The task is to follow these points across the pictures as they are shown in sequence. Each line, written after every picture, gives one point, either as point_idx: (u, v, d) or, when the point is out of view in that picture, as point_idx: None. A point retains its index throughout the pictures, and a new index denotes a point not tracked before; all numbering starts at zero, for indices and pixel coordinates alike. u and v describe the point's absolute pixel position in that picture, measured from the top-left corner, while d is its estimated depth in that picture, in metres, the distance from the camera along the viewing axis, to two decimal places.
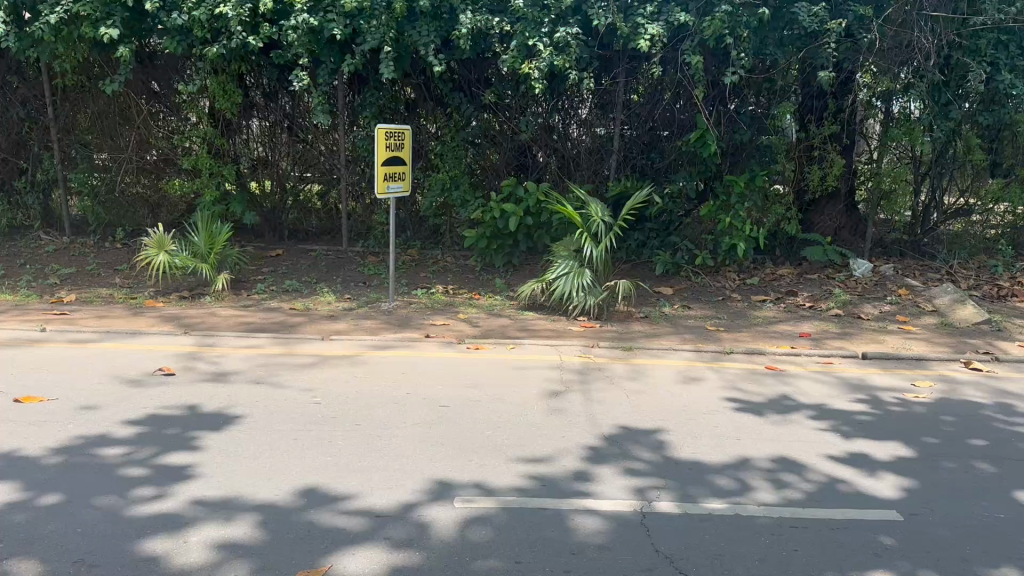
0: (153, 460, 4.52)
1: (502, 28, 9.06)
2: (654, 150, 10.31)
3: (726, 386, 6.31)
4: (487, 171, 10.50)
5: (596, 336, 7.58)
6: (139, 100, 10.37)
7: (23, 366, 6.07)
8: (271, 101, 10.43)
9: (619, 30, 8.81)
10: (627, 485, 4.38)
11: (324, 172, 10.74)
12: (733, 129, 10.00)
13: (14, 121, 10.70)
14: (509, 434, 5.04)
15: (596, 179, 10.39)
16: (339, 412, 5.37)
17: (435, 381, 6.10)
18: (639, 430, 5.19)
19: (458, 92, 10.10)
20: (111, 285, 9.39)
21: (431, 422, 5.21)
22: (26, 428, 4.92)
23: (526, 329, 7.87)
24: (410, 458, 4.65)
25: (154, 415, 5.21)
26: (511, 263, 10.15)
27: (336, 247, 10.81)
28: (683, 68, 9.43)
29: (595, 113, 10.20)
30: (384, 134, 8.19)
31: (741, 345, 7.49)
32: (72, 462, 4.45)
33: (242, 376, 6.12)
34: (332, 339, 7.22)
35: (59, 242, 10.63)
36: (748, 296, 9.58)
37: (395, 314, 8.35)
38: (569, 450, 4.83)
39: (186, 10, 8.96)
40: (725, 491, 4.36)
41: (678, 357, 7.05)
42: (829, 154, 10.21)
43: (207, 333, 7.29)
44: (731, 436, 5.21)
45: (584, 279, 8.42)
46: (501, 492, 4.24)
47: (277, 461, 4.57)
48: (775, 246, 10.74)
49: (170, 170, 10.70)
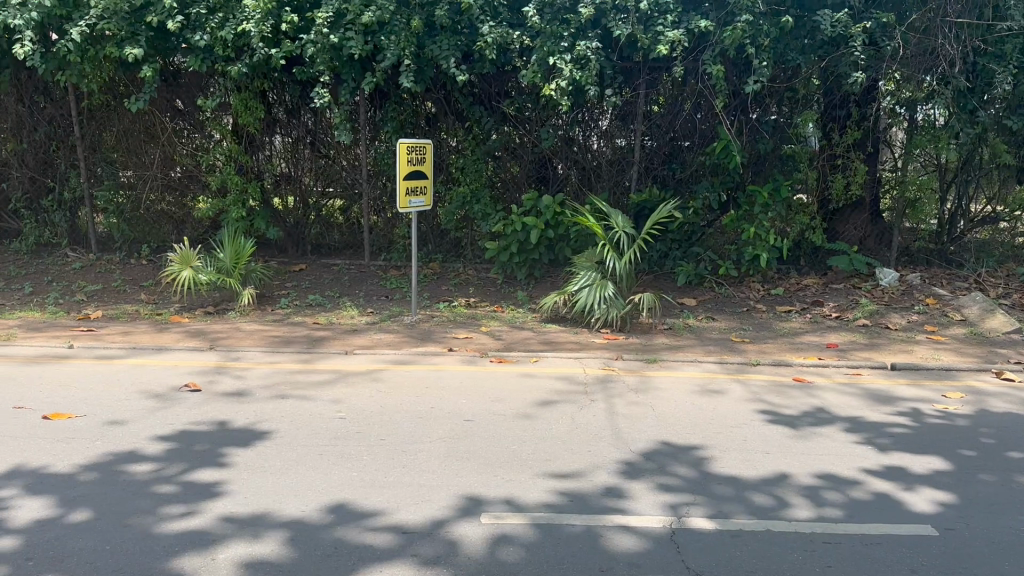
0: (181, 477, 4.53)
1: (522, 42, 9.10)
2: (675, 160, 10.27)
3: (753, 398, 6.23)
4: (507, 183, 10.49)
5: (620, 349, 7.53)
6: (164, 118, 10.49)
7: (51, 383, 6.11)
8: (293, 117, 10.51)
9: (640, 41, 8.81)
10: (655, 500, 4.33)
11: (346, 187, 10.79)
12: (757, 138, 10.00)
13: (41, 140, 10.84)
14: (535, 449, 5.01)
15: (617, 190, 10.37)
16: (365, 427, 5.36)
17: (458, 395, 6.08)
18: (667, 445, 5.14)
19: (479, 106, 10.12)
20: (137, 301, 9.46)
21: (456, 437, 5.19)
22: (55, 445, 4.95)
23: (549, 341, 7.84)
24: (436, 473, 4.63)
25: (182, 431, 5.23)
26: (533, 275, 10.12)
27: (358, 262, 10.84)
28: (704, 77, 9.39)
29: (615, 125, 10.18)
30: (406, 148, 8.23)
31: (767, 357, 7.41)
32: (101, 479, 4.47)
33: (267, 391, 6.13)
34: (356, 354, 7.23)
35: (86, 259, 10.75)
36: (773, 307, 9.50)
37: (417, 328, 8.34)
38: (596, 465, 4.79)
39: (209, 29, 9.07)
40: (756, 507, 4.30)
41: (703, 370, 6.98)
42: (852, 163, 10.14)
43: (231, 348, 7.32)
44: (761, 450, 5.14)
45: (606, 291, 8.37)
46: (529, 508, 4.21)
47: (303, 477, 4.57)
48: (800, 256, 10.64)
49: (194, 187, 10.79)
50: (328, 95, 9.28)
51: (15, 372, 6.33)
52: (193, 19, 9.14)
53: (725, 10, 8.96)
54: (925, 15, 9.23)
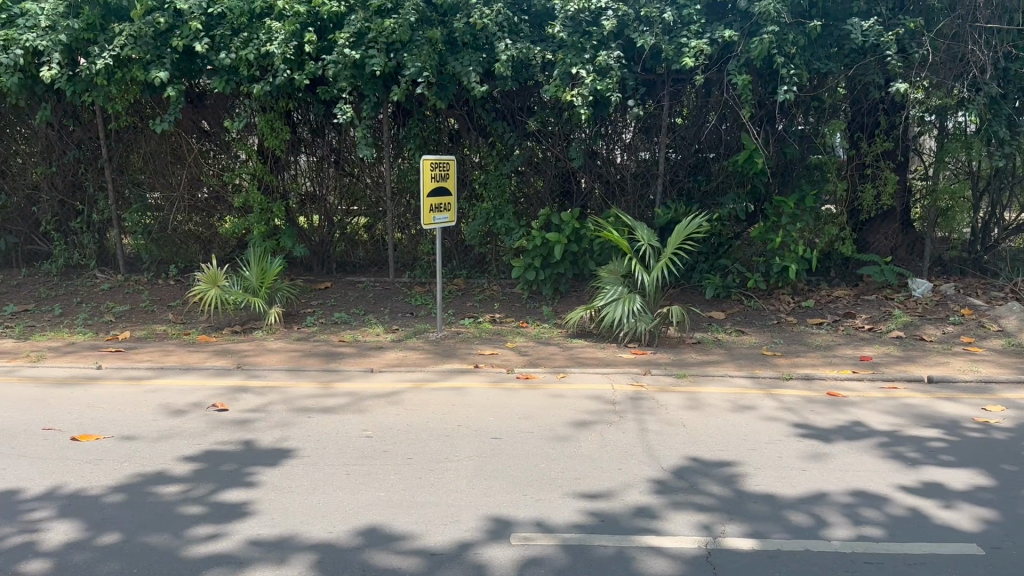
0: (209, 498, 4.49)
1: (544, 56, 9.10)
2: (700, 172, 10.17)
3: (786, 413, 6.10)
4: (531, 198, 10.42)
5: (648, 364, 7.42)
6: (190, 139, 10.59)
7: (79, 404, 6.12)
8: (317, 136, 10.55)
9: (664, 53, 8.78)
10: (689, 520, 4.22)
11: (370, 205, 10.80)
12: (784, 148, 9.89)
13: (70, 163, 10.92)
14: (564, 467, 4.92)
15: (642, 204, 10.27)
16: (391, 446, 5.30)
17: (485, 413, 6.01)
18: (700, 462, 5.02)
19: (501, 121, 10.09)
20: (164, 321, 9.51)
21: (484, 456, 5.11)
22: (84, 466, 4.94)
23: (576, 357, 7.74)
24: (463, 493, 4.55)
25: (209, 451, 5.20)
26: (558, 290, 10.04)
27: (383, 279, 10.84)
28: (730, 88, 9.30)
29: (639, 137, 10.10)
30: (430, 165, 8.21)
31: (798, 371, 7.27)
32: (129, 501, 4.44)
33: (293, 409, 6.09)
34: (381, 372, 7.18)
35: (114, 280, 10.83)
36: (803, 319, 9.36)
37: (443, 344, 8.29)
38: (628, 483, 4.69)
39: (234, 49, 9.16)
40: (793, 526, 4.17)
41: (734, 385, 6.85)
42: (882, 172, 10.00)
43: (258, 367, 7.30)
44: (797, 466, 5.01)
45: (634, 305, 8.25)
46: (559, 528, 4.12)
47: (331, 497, 4.51)
48: (830, 266, 10.46)
49: (220, 207, 10.86)
50: (351, 112, 9.30)
51: (44, 394, 6.35)
52: (216, 40, 9.25)
53: (751, 20, 8.91)
54: (952, 21, 9.18)
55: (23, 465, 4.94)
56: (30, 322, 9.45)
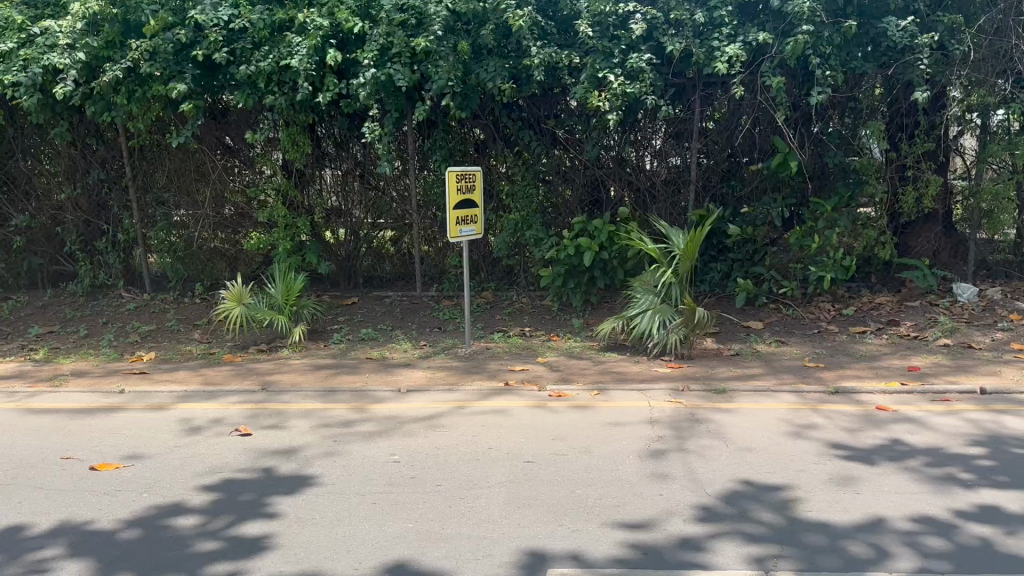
0: (228, 530, 4.30)
1: (571, 61, 8.90)
2: (733, 177, 9.88)
3: (836, 432, 5.79)
4: (559, 207, 10.15)
5: (687, 379, 7.14)
6: (214, 156, 10.50)
7: (100, 432, 5.98)
8: (342, 150, 10.40)
9: (694, 57, 8.56)
10: (738, 553, 3.94)
11: (396, 218, 10.61)
12: (822, 151, 9.57)
13: (94, 183, 10.86)
14: (602, 494, 4.66)
15: (674, 211, 10.02)
16: (419, 472, 5.07)
17: (518, 434, 5.77)
18: (745, 487, 4.74)
19: (527, 130, 9.85)
20: (190, 340, 9.39)
21: (516, 481, 4.86)
22: (102, 498, 4.77)
23: (610, 372, 7.48)
24: (496, 523, 4.30)
25: (231, 479, 5.01)
26: (588, 301, 9.78)
27: (410, 293, 10.64)
28: (764, 91, 9.00)
29: (669, 143, 9.83)
30: (455, 177, 7.99)
31: (844, 384, 6.95)
32: (146, 536, 4.26)
33: (318, 433, 5.89)
34: (410, 392, 6.97)
35: (140, 300, 10.73)
36: (846, 328, 9.01)
37: (472, 360, 8.07)
38: (670, 511, 4.42)
39: (254, 63, 9.06)
40: (852, 561, 3.88)
41: (778, 401, 6.55)
42: (924, 173, 9.56)
43: (284, 389, 7.12)
44: (849, 490, 4.71)
45: (666, 315, 7.95)
46: (598, 563, 3.86)
47: (357, 529, 4.29)
48: (871, 272, 10.06)
49: (246, 223, 10.75)
50: (377, 129, 9.20)
51: (65, 422, 6.22)
52: (238, 53, 9.16)
53: (785, 20, 8.64)
54: (993, 16, 8.93)
55: (39, 498, 4.78)
56: (55, 344, 9.38)
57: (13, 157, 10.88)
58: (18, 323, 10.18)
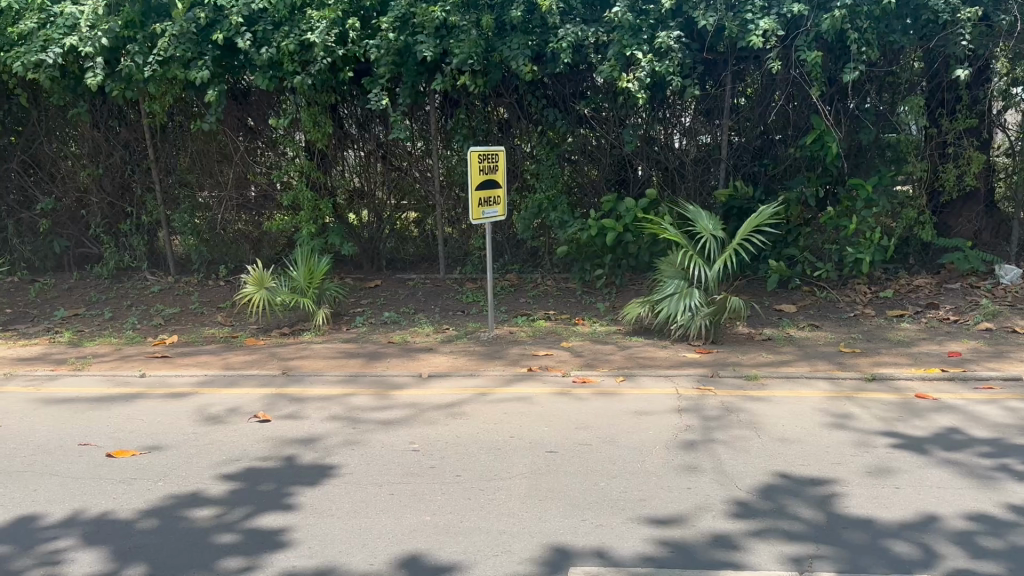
0: (244, 522, 4.20)
1: (599, 37, 8.66)
2: (766, 155, 9.57)
3: (872, 420, 5.56)
4: (585, 186, 9.91)
5: (716, 365, 6.94)
6: (237, 138, 10.41)
7: (118, 419, 5.91)
8: (364, 130, 10.22)
9: (727, 31, 8.27)
10: (772, 554, 3.75)
11: (420, 199, 10.43)
12: (857, 128, 9.21)
13: (118, 164, 10.79)
14: (626, 487, 4.48)
15: (703, 190, 9.74)
16: (438, 462, 4.93)
17: (541, 422, 5.61)
18: (778, 481, 4.54)
19: (552, 108, 9.63)
20: (214, 324, 9.33)
21: (537, 473, 4.70)
22: (117, 486, 4.69)
23: (636, 358, 7.28)
24: (517, 516, 4.15)
25: (248, 468, 4.90)
26: (614, 284, 9.63)
27: (433, 276, 10.49)
28: (799, 65, 8.70)
29: (699, 120, 9.54)
30: (477, 157, 7.80)
31: (881, 370, 6.69)
32: (161, 526, 4.17)
33: (338, 421, 5.78)
34: (431, 378, 6.85)
35: (165, 282, 10.70)
36: (882, 311, 8.71)
37: (496, 345, 7.92)
38: (699, 506, 4.23)
39: (275, 43, 8.94)
40: (892, 562, 3.68)
41: (811, 388, 6.33)
42: (965, 150, 9.27)
43: (305, 374, 7.03)
44: (889, 484, 4.50)
45: (693, 299, 7.72)
46: (624, 561, 3.70)
47: (374, 521, 4.16)
48: (908, 253, 9.73)
49: (269, 206, 10.65)
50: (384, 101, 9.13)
51: (85, 409, 6.17)
52: (258, 34, 9.05)
53: None
54: None
55: (55, 486, 4.71)
56: (80, 327, 9.37)
57: (36, 139, 10.86)
58: (44, 306, 10.19)
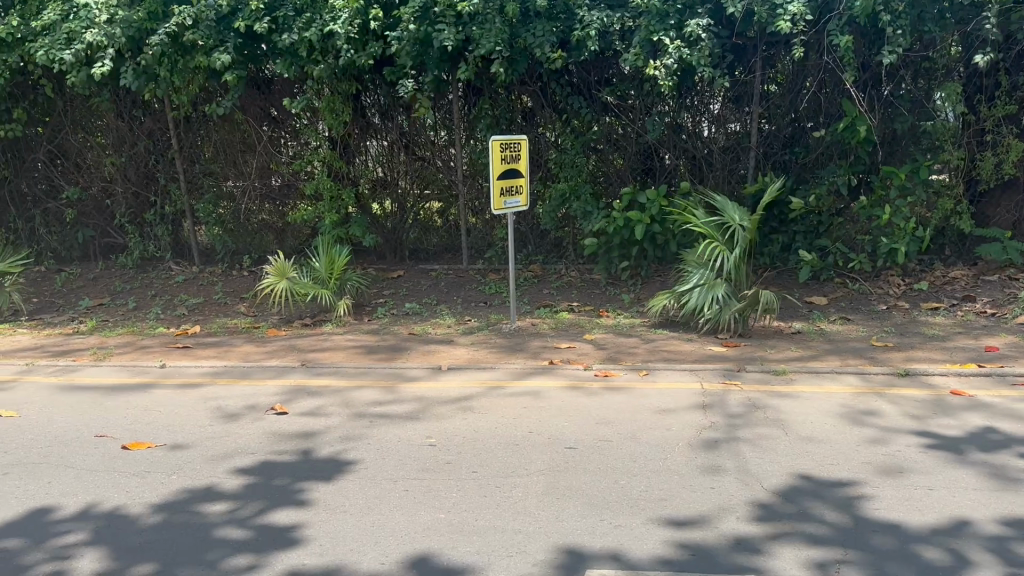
0: (256, 518, 4.12)
1: (624, 23, 8.47)
2: (797, 143, 9.30)
3: (904, 418, 5.37)
4: (611, 176, 9.72)
5: (742, 359, 6.77)
6: (261, 128, 10.38)
7: (135, 410, 5.89)
8: (387, 120, 10.15)
9: (757, 16, 8.05)
10: (796, 559, 3.60)
11: (443, 189, 10.32)
12: (892, 116, 8.92)
13: (143, 154, 10.79)
14: (647, 486, 4.35)
15: (732, 179, 9.51)
16: (455, 457, 4.83)
17: (561, 418, 5.49)
18: (806, 481, 4.38)
19: (577, 96, 9.46)
20: (236, 314, 9.32)
21: (555, 470, 4.58)
22: (131, 479, 4.65)
23: (660, 351, 7.13)
24: (534, 516, 4.04)
25: (263, 462, 4.84)
26: (639, 275, 9.47)
27: (456, 266, 10.38)
28: (832, 51, 8.49)
29: (728, 108, 9.34)
30: (498, 146, 7.68)
31: (914, 366, 6.49)
32: (172, 522, 4.11)
33: (354, 415, 5.71)
34: (450, 371, 6.76)
35: (189, 272, 10.71)
36: (916, 304, 8.47)
37: (517, 337, 7.81)
38: (722, 507, 4.09)
39: (297, 30, 8.87)
40: (924, 569, 3.51)
41: (840, 384, 6.14)
42: (1004, 138, 8.99)
43: (324, 366, 6.98)
44: (922, 486, 4.32)
45: (720, 291, 7.54)
46: (642, 564, 3.57)
47: (386, 518, 4.07)
48: (944, 244, 9.44)
49: (293, 196, 10.60)
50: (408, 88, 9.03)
51: (103, 400, 6.17)
52: (280, 21, 8.99)
53: None
54: None
55: (69, 479, 4.68)
56: (104, 317, 9.41)
57: (62, 129, 10.91)
58: (69, 295, 10.24)
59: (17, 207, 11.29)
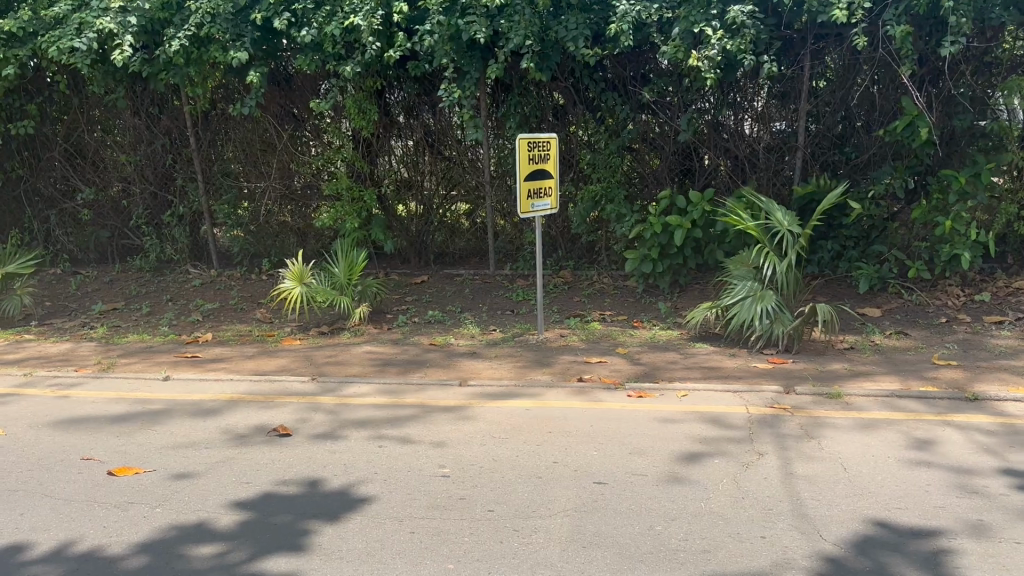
0: (241, 565, 3.64)
1: (662, 14, 7.87)
2: (847, 144, 8.66)
3: (977, 451, 4.75)
4: (646, 177, 9.16)
5: (790, 378, 6.17)
6: (281, 125, 9.96)
7: (130, 429, 5.48)
8: (412, 118, 9.66)
9: (808, 4, 7.41)
10: None
11: (470, 189, 9.80)
12: (953, 113, 8.19)
13: (160, 152, 10.44)
14: (687, 534, 3.80)
15: (778, 181, 8.88)
16: (469, 491, 4.32)
17: (590, 444, 4.95)
18: (873, 531, 3.79)
19: (612, 92, 8.91)
20: (252, 321, 8.89)
21: (583, 511, 4.04)
22: (111, 512, 4.20)
23: (700, 368, 6.55)
24: (556, 569, 3.51)
25: (258, 494, 4.36)
26: (677, 283, 8.83)
27: (482, 271, 9.88)
28: (888, 43, 7.83)
29: (773, 105, 8.72)
30: (526, 145, 7.13)
31: (982, 389, 5.84)
32: (148, 568, 3.64)
33: (361, 435, 5.23)
34: (470, 386, 6.26)
35: (206, 276, 10.33)
36: (978, 317, 7.79)
37: (544, 350, 7.30)
38: (773, 565, 3.51)
39: (318, 24, 8.40)
40: None
41: (901, 408, 5.51)
42: None
43: (336, 379, 6.53)
44: (1008, 538, 3.71)
45: (768, 303, 6.91)
46: None
47: (387, 569, 3.56)
48: (1008, 251, 8.71)
49: (314, 198, 10.18)
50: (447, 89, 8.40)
51: (98, 416, 5.77)
52: (299, 15, 8.54)
53: None
54: None
55: (45, 510, 4.25)
56: (116, 322, 9.07)
57: (78, 127, 10.60)
58: (83, 300, 9.93)
59: (32, 207, 11.02)
